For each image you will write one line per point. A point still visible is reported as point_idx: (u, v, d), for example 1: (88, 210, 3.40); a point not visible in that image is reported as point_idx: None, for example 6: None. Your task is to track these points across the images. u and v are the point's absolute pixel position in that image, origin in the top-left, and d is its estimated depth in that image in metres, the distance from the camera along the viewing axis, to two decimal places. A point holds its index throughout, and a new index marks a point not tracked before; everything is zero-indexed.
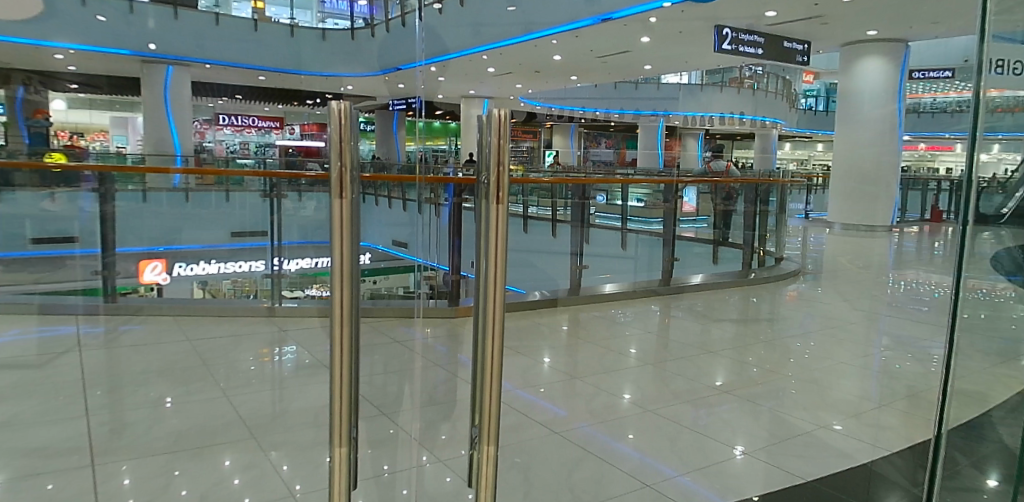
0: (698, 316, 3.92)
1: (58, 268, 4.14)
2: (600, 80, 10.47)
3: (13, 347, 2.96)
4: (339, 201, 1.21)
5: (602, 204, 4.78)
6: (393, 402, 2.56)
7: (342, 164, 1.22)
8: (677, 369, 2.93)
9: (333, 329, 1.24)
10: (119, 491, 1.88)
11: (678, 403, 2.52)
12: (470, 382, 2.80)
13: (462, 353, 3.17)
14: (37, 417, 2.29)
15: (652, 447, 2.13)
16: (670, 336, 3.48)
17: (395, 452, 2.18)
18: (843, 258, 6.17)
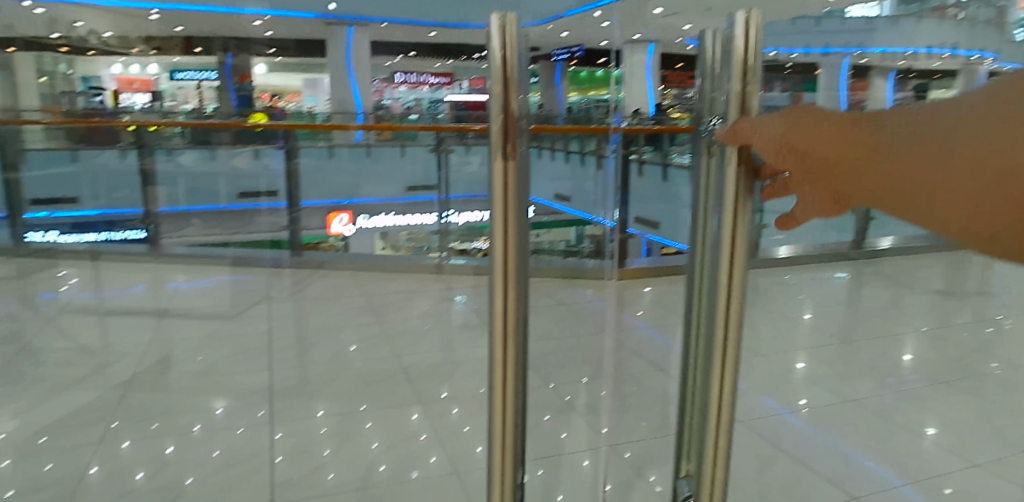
0: (892, 284, 3.57)
1: (248, 223, 4.64)
2: None
3: (215, 297, 3.32)
4: (500, 173, 0.96)
5: None
6: (567, 370, 2.60)
7: (504, 112, 0.96)
8: (869, 349, 2.69)
9: (495, 352, 1.02)
10: (315, 437, 2.05)
11: (870, 386, 2.35)
12: (636, 352, 2.81)
13: (630, 327, 3.10)
14: (249, 358, 2.60)
15: (831, 427, 2.07)
16: (858, 305, 3.21)
17: (576, 423, 2.21)
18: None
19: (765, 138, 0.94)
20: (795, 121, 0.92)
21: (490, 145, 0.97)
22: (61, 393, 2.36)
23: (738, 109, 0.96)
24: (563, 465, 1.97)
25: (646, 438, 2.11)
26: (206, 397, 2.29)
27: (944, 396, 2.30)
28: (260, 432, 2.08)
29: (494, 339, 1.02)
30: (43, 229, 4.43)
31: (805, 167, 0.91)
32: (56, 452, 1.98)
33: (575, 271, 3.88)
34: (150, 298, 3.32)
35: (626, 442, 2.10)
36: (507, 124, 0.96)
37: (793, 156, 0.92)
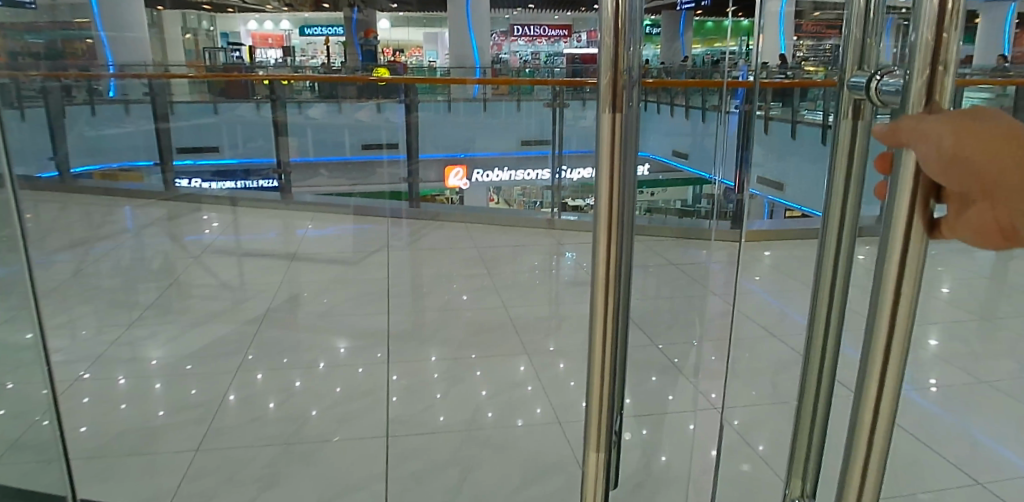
0: None
1: (372, 175, 4.90)
2: None
3: (340, 243, 3.53)
4: (612, 133, 0.72)
5: None
6: (676, 331, 2.59)
7: (619, 56, 0.72)
8: (1015, 329, 2.48)
9: (594, 363, 0.81)
10: (428, 380, 2.15)
11: (1014, 367, 2.18)
12: (748, 316, 2.74)
13: (745, 292, 3.01)
14: (370, 302, 2.75)
15: (960, 406, 1.93)
16: (1006, 281, 2.96)
17: (678, 384, 2.21)
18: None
19: (929, 146, 0.46)
20: (973, 116, 0.45)
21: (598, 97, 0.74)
22: (206, 324, 2.60)
23: (929, 61, 0.47)
24: (667, 424, 1.97)
25: (754, 405, 2.07)
26: (331, 337, 2.45)
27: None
28: (377, 372, 2.20)
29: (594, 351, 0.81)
30: (187, 177, 4.99)
31: (983, 195, 0.45)
32: (200, 378, 2.20)
33: (690, 232, 4.11)
34: (282, 242, 3.58)
35: (732, 407, 2.06)
36: (622, 72, 0.72)
37: (963, 176, 0.45)
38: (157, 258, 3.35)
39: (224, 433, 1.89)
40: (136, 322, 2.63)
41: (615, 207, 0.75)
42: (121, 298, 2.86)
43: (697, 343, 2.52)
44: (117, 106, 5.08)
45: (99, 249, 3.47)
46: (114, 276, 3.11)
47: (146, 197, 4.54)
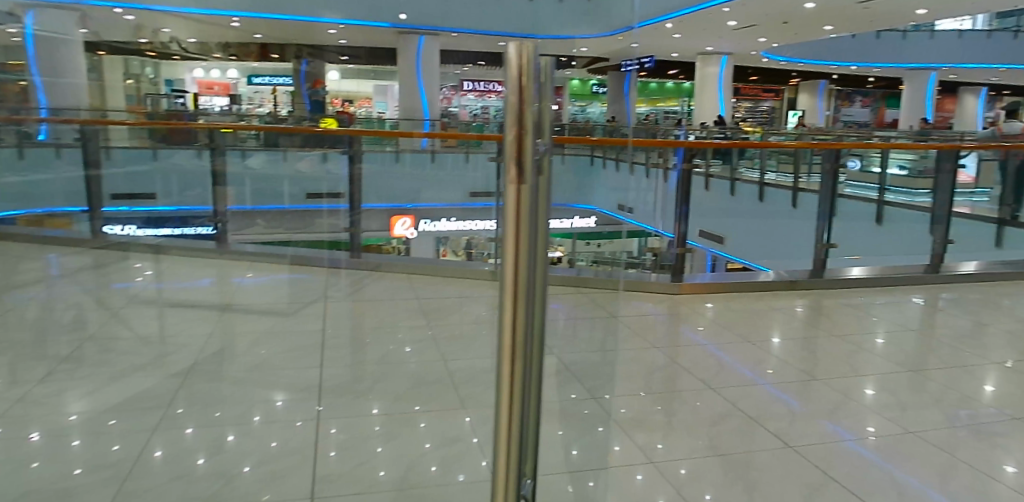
0: (965, 333, 3.55)
1: (309, 223, 5.02)
2: (857, 21, 10.24)
3: (271, 295, 3.43)
4: (517, 188, 1.09)
5: (853, 170, 5.20)
6: (616, 382, 2.60)
7: (523, 134, 1.08)
8: (935, 391, 2.70)
9: (504, 347, 1.17)
10: (369, 434, 2.08)
11: (945, 429, 2.36)
12: (687, 369, 2.78)
13: (684, 345, 3.06)
14: (307, 354, 2.67)
15: (896, 458, 2.17)
16: (931, 352, 3.18)
17: (613, 435, 2.22)
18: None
19: None
20: None
21: (506, 158, 1.11)
22: (126, 378, 2.47)
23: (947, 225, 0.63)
24: (616, 477, 1.99)
25: (696, 456, 2.11)
26: (264, 390, 2.36)
27: (1017, 455, 2.21)
28: (315, 425, 2.14)
29: (505, 337, 1.17)
30: (119, 223, 5.06)
31: None
32: (118, 435, 2.08)
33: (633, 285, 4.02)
34: (215, 292, 3.48)
35: (675, 460, 2.09)
36: (525, 140, 1.08)
37: None
38: (74, 311, 3.18)
39: (142, 494, 1.78)
40: (48, 377, 2.47)
41: (520, 232, 1.11)
42: (30, 352, 2.69)
43: (643, 393, 2.53)
44: (49, 150, 4.99)
45: (11, 301, 3.27)
46: (24, 329, 2.93)
47: (71, 246, 4.36)
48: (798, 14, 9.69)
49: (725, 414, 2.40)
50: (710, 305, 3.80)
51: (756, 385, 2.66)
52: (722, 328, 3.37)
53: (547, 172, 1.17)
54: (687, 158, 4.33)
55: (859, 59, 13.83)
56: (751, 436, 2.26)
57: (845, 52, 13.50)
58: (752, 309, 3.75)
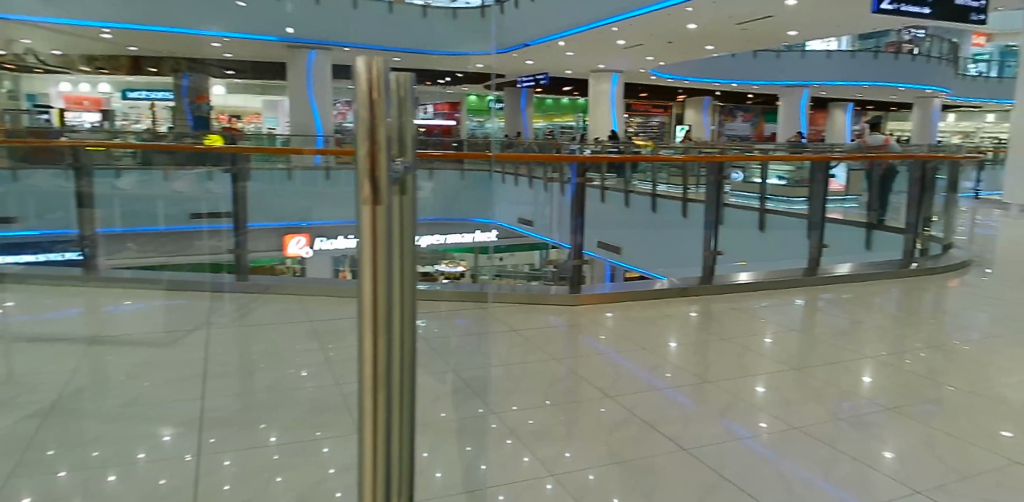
0: (842, 330, 3.81)
1: (187, 246, 4.73)
2: (736, 41, 10.89)
3: (147, 324, 3.20)
4: (372, 208, 1.10)
5: (737, 182, 5.55)
6: (516, 396, 2.62)
7: (375, 152, 1.10)
8: (817, 387, 2.87)
9: (368, 372, 1.17)
10: (268, 465, 1.98)
11: (828, 422, 2.52)
12: (588, 379, 2.82)
13: (584, 355, 3.10)
14: (188, 385, 2.51)
15: (791, 452, 2.29)
16: (814, 349, 3.39)
17: (506, 452, 2.21)
18: (1013, 272, 5.66)
19: None
20: None
21: (359, 176, 1.11)
22: None
23: None
24: (526, 491, 1.99)
25: (603, 464, 2.15)
26: (145, 425, 2.19)
27: (889, 442, 2.39)
28: (206, 459, 2.01)
29: (366, 362, 1.16)
30: None
31: None
32: None
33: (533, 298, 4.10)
34: (83, 323, 3.21)
35: (582, 468, 2.13)
36: (377, 159, 1.09)
37: None
38: None
39: None
40: None
41: (378, 254, 1.12)
42: None
43: (550, 404, 2.56)
44: None
45: None
46: None
47: None
48: (682, 34, 10.19)
49: (622, 423, 2.44)
50: (608, 314, 3.89)
51: (652, 391, 2.73)
52: (620, 336, 3.45)
53: (407, 192, 1.20)
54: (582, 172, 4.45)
55: (739, 76, 14.71)
56: (646, 441, 2.31)
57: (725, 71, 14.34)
58: (649, 317, 3.87)
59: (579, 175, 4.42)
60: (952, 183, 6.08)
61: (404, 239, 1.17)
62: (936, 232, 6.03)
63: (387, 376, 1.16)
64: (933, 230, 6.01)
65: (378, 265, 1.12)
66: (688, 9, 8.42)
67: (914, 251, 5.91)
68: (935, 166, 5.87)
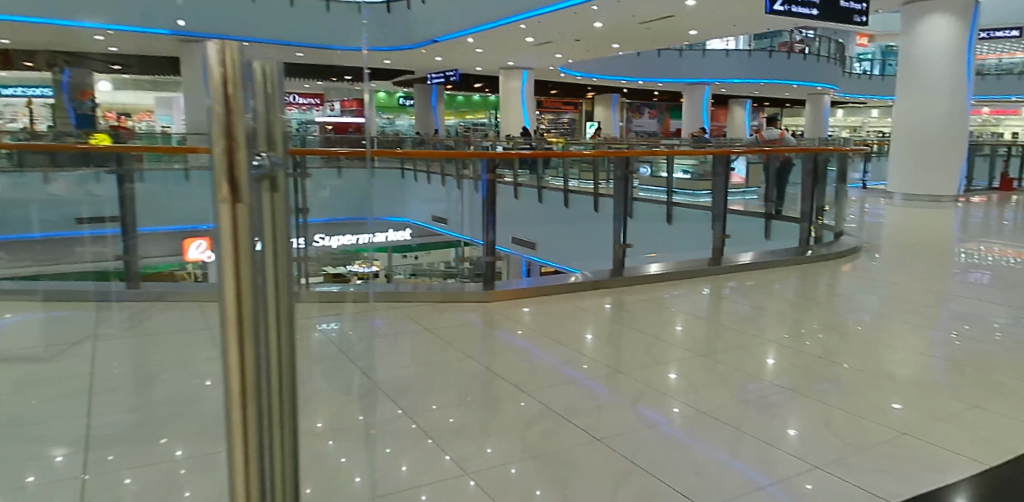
0: (745, 317, 3.99)
1: (68, 254, 4.40)
2: (640, 40, 11.22)
3: (23, 339, 2.96)
4: (231, 203, 1.20)
5: (645, 177, 5.72)
6: (430, 395, 2.60)
7: (233, 149, 1.20)
8: (724, 371, 3.00)
9: (232, 360, 1.26)
10: (173, 481, 1.87)
11: (735, 405, 2.63)
12: (504, 375, 2.82)
13: (499, 352, 3.11)
14: (74, 402, 2.34)
15: (703, 434, 2.38)
16: (720, 336, 3.53)
17: (422, 453, 2.18)
18: (897, 257, 6.08)
19: None
20: None
21: (219, 176, 1.22)
22: None
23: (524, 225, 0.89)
24: (447, 489, 1.98)
25: (522, 459, 2.16)
26: (27, 448, 2.03)
27: (791, 420, 2.52)
28: (101, 481, 1.88)
29: (231, 349, 1.25)
30: None
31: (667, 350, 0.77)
32: None
33: (446, 297, 4.08)
34: None
35: (504, 463, 2.13)
36: (235, 157, 1.21)
37: None
38: None
39: None
40: None
41: (238, 246, 1.23)
42: None
43: (472, 402, 2.55)
44: None
45: None
46: None
47: None
48: (588, 33, 10.38)
49: (537, 417, 2.45)
50: (524, 310, 3.92)
51: (569, 383, 2.76)
52: (534, 331, 3.47)
53: (275, 185, 1.36)
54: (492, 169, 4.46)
55: (644, 74, 15.13)
56: (560, 434, 2.33)
57: (631, 68, 14.72)
58: (563, 311, 3.92)
59: (489, 172, 4.41)
60: (842, 174, 6.47)
61: (275, 228, 1.36)
62: (828, 221, 6.42)
63: (254, 370, 1.27)
64: (824, 219, 6.37)
65: (241, 264, 1.24)
66: (594, 7, 8.59)
67: (808, 239, 6.25)
68: (825, 158, 6.24)
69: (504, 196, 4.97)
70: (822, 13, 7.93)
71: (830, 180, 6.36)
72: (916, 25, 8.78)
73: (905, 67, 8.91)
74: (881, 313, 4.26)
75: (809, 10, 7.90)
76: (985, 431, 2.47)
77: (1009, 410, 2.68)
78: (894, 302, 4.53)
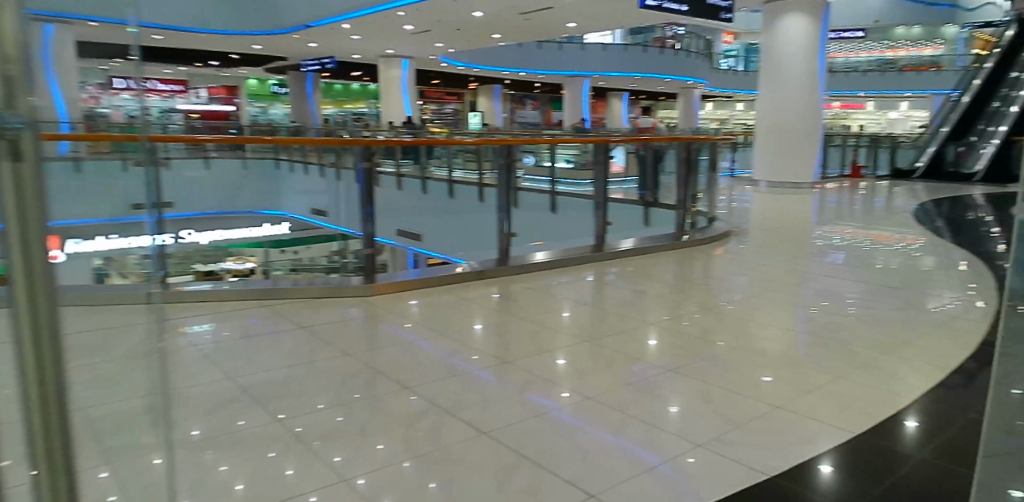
0: (626, 301, 4.11)
1: None
2: (520, 32, 11.34)
3: None
4: None
5: (529, 166, 5.72)
6: (305, 398, 2.49)
7: None
8: (609, 355, 3.06)
9: None
10: None
11: (620, 389, 2.68)
12: (387, 373, 2.74)
13: (380, 348, 3.03)
14: None
15: (591, 419, 2.42)
16: (604, 321, 3.61)
17: (302, 457, 2.09)
18: (764, 240, 6.49)
19: None
20: None
21: None
22: None
23: None
24: (334, 492, 1.91)
25: (409, 456, 2.11)
26: None
27: (671, 400, 2.60)
28: None
29: None
30: None
31: None
32: None
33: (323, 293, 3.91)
34: None
35: (395, 460, 2.09)
36: None
37: None
38: None
39: None
40: None
41: None
42: None
43: (355, 402, 2.47)
44: None
45: None
46: None
47: None
48: (468, 22, 10.32)
49: (421, 414, 2.39)
50: (408, 302, 3.83)
51: (453, 376, 2.73)
52: (418, 325, 3.39)
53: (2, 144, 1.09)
54: (368, 158, 4.31)
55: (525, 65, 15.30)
56: (444, 431, 2.28)
57: (512, 60, 14.84)
58: (448, 302, 3.87)
59: (365, 161, 4.28)
60: (712, 163, 6.85)
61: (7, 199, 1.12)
62: (702, 208, 6.78)
63: None
64: (698, 205, 6.71)
65: None
66: None
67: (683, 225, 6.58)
68: (696, 148, 6.60)
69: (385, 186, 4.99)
70: (691, 10, 8.34)
71: (701, 167, 6.70)
72: (777, 23, 9.38)
73: (768, 62, 9.51)
74: (751, 292, 4.52)
75: (679, 7, 8.30)
76: (846, 400, 2.66)
77: (864, 379, 2.90)
78: (761, 282, 4.83)
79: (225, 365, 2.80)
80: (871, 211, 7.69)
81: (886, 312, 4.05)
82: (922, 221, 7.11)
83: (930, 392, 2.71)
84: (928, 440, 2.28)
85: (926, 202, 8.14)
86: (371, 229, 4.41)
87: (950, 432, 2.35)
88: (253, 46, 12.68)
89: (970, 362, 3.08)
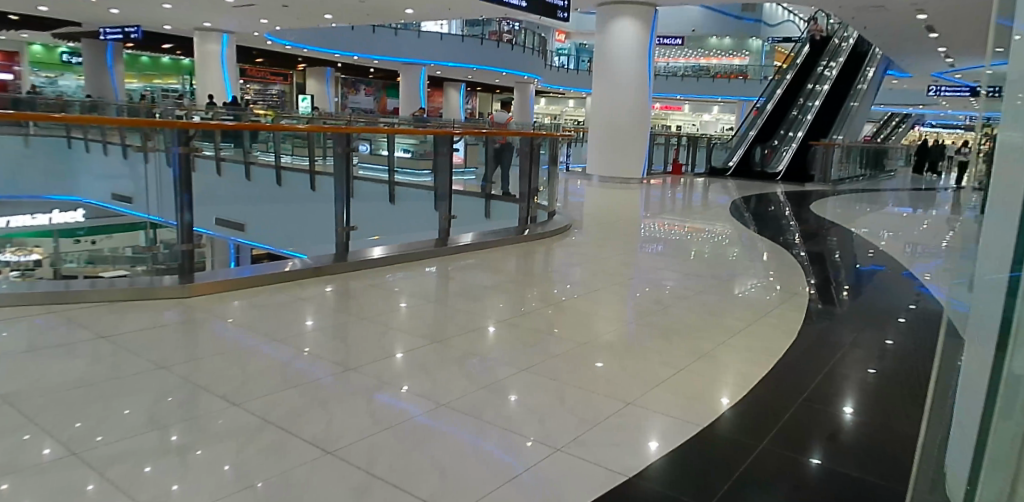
0: (472, 296, 4.04)
1: None
2: (352, 13, 10.82)
3: None
4: None
5: (365, 154, 5.35)
6: (107, 421, 2.16)
7: None
8: (460, 355, 2.95)
9: None
10: None
11: (473, 392, 2.56)
12: (209, 387, 2.45)
13: (200, 358, 2.71)
14: None
15: (446, 427, 2.27)
16: (452, 319, 3.51)
17: (106, 492, 1.80)
18: (597, 232, 6.78)
19: None
20: None
21: None
22: None
23: None
24: None
25: (237, 481, 1.89)
26: None
27: (527, 400, 2.52)
28: None
29: None
30: None
31: None
32: None
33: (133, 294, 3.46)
34: None
35: (223, 485, 1.87)
36: None
37: None
38: None
39: None
40: None
41: None
42: None
43: (170, 425, 2.16)
44: None
45: None
46: None
47: None
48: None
49: (253, 432, 2.16)
50: (232, 304, 3.49)
51: (289, 388, 2.49)
52: (245, 330, 3.09)
53: None
54: (186, 142, 3.85)
55: (358, 49, 14.80)
56: (280, 453, 2.05)
57: (342, 42, 14.18)
58: (278, 302, 3.57)
59: (182, 146, 3.83)
60: (552, 158, 7.01)
61: None
62: (543, 202, 6.94)
63: None
64: (539, 198, 6.86)
65: None
66: None
67: (526, 218, 6.66)
68: (539, 142, 6.66)
69: (204, 168, 4.66)
70: (531, 6, 8.48)
71: (542, 162, 6.81)
72: (609, 25, 9.80)
73: (600, 61, 9.96)
74: (592, 283, 4.67)
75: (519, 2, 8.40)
76: (684, 386, 2.78)
77: (695, 365, 3.05)
78: (601, 274, 5.02)
79: (1, 386, 2.36)
80: (695, 206, 8.29)
81: (710, 298, 4.36)
82: (735, 215, 7.82)
83: (754, 376, 2.91)
84: (756, 425, 2.42)
85: (736, 198, 8.99)
86: (188, 219, 3.96)
87: (785, 418, 2.48)
88: (37, 7, 11.01)
89: (783, 345, 3.37)
